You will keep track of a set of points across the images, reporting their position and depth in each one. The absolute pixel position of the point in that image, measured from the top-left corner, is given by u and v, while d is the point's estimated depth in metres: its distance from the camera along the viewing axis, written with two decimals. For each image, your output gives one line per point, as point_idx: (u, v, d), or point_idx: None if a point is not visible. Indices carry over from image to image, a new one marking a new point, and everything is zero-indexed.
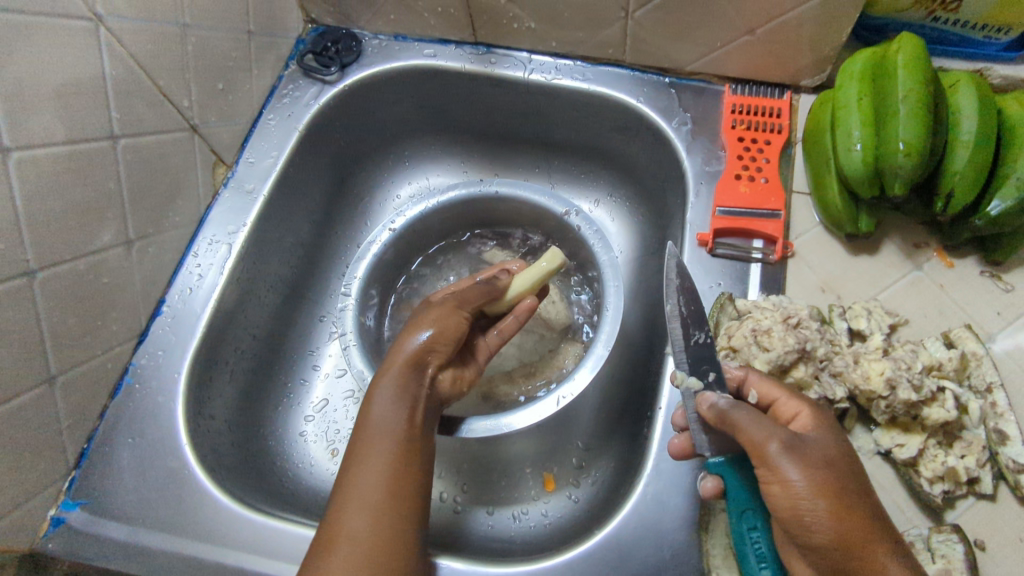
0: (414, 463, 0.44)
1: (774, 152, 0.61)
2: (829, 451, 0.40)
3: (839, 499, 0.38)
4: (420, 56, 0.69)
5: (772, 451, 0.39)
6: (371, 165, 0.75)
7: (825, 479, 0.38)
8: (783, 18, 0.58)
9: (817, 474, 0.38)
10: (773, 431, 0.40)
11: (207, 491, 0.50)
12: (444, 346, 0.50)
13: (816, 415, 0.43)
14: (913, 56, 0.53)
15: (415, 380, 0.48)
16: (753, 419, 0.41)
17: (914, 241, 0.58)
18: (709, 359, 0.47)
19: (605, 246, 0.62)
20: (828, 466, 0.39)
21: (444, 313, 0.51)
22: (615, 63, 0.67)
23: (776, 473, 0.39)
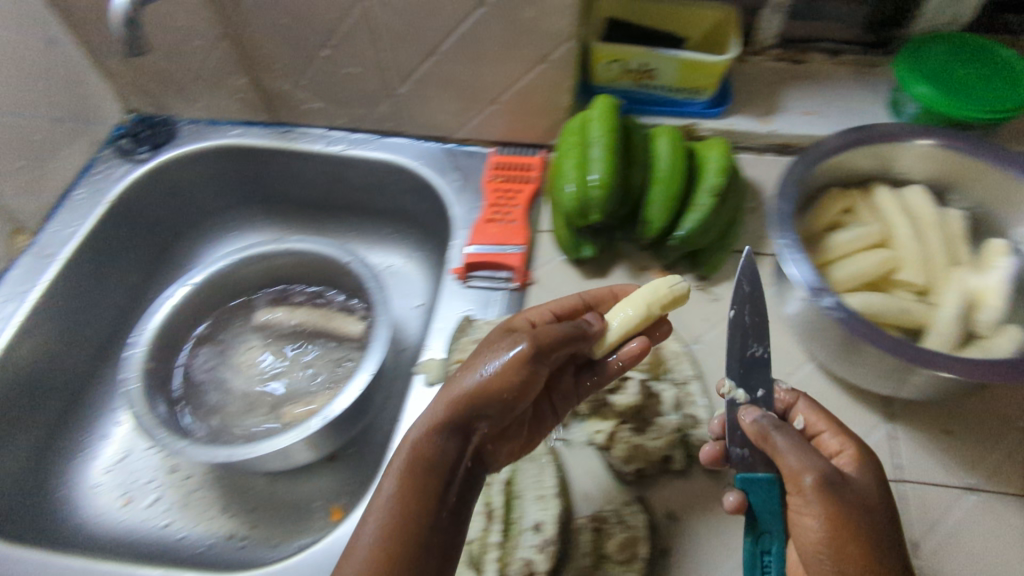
0: (412, 524, 0.42)
1: (523, 199, 0.71)
2: (864, 491, 0.43)
3: (870, 533, 0.41)
4: (227, 136, 0.78)
5: (806, 483, 0.42)
6: (194, 235, 0.82)
7: (835, 521, 0.41)
8: (515, 88, 0.69)
9: (837, 514, 0.41)
10: (808, 464, 0.42)
11: None
12: (497, 401, 0.45)
13: (864, 451, 0.46)
14: (605, 111, 0.64)
15: (447, 445, 0.44)
16: (796, 449, 0.43)
17: (639, 265, 0.67)
18: (759, 376, 0.51)
19: (378, 285, 0.69)
20: (862, 503, 0.42)
21: (513, 367, 0.44)
22: (399, 134, 0.78)
23: (808, 505, 0.42)
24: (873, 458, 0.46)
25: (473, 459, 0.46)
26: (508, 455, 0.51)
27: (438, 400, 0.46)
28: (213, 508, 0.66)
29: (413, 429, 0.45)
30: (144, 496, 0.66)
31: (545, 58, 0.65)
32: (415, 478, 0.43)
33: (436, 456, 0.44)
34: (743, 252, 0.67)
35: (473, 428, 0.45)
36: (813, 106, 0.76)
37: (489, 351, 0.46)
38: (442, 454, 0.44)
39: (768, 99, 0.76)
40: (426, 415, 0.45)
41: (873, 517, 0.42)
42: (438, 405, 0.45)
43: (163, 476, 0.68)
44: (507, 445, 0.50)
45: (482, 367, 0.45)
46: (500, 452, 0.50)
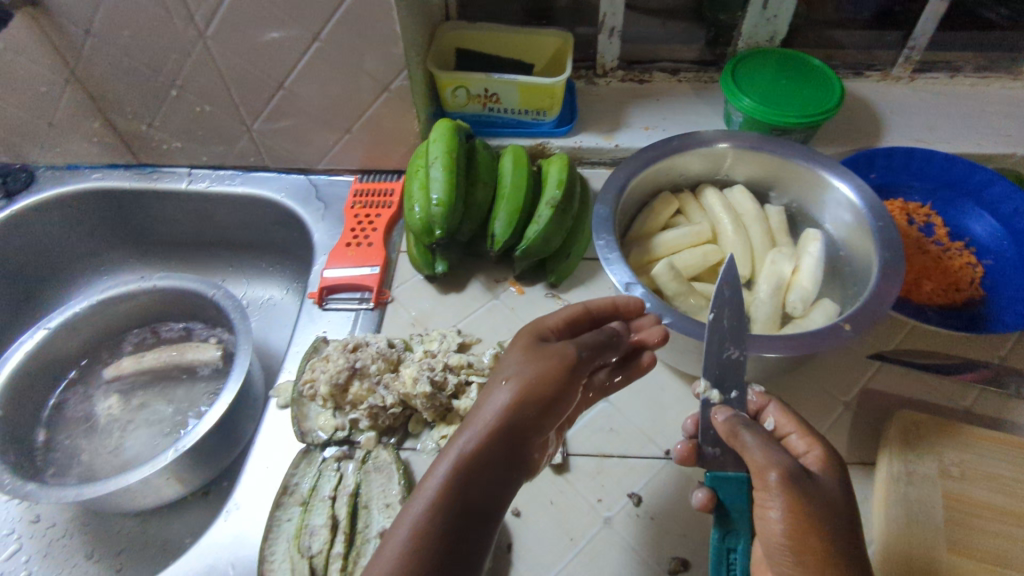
0: (466, 528, 0.37)
1: (381, 223, 0.73)
2: (841, 491, 0.43)
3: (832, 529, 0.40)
4: (89, 179, 0.79)
5: (773, 479, 0.42)
6: (59, 282, 0.81)
7: (799, 516, 0.40)
8: (365, 117, 0.73)
9: (795, 510, 0.40)
10: (771, 461, 0.42)
11: None
12: (536, 407, 0.41)
13: (829, 454, 0.46)
14: (445, 133, 0.67)
15: (485, 467, 0.39)
16: (759, 442, 0.43)
17: (493, 277, 0.70)
18: (733, 377, 0.50)
19: (240, 315, 0.69)
20: (830, 501, 0.41)
21: (553, 376, 0.42)
22: (263, 168, 0.80)
23: (773, 499, 0.41)
24: (833, 460, 0.45)
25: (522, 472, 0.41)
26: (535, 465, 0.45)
27: (475, 416, 0.41)
28: (75, 555, 0.64)
29: (465, 435, 0.39)
30: (3, 548, 0.65)
31: (387, 88, 0.69)
32: (463, 483, 0.38)
33: (484, 470, 0.39)
34: (591, 261, 0.72)
35: (542, 421, 0.42)
36: (654, 121, 0.82)
37: (531, 362, 0.43)
38: (485, 473, 0.39)
39: (614, 116, 0.82)
40: (486, 410, 0.41)
41: (847, 515, 0.41)
42: (485, 416, 0.40)
43: (23, 527, 0.66)
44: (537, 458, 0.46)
45: (497, 394, 0.41)
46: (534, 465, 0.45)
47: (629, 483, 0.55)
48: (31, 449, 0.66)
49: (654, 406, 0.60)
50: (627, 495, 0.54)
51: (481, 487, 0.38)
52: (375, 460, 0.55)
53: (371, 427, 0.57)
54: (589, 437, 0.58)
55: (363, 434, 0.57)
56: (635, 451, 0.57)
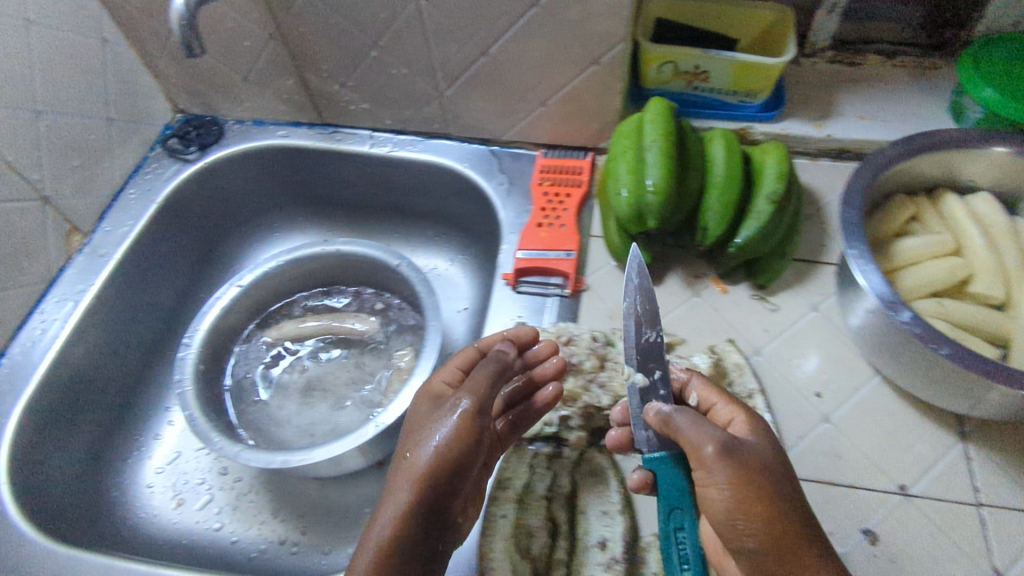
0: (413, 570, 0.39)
1: (573, 204, 0.70)
2: (771, 454, 0.42)
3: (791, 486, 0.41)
4: (274, 136, 0.78)
5: (708, 454, 0.41)
6: (237, 236, 0.83)
7: (747, 483, 0.40)
8: (565, 90, 0.68)
9: (745, 476, 0.40)
10: (713, 430, 0.41)
11: None
12: (450, 473, 0.41)
13: (752, 420, 0.46)
14: (660, 115, 0.62)
15: (419, 531, 0.40)
16: (692, 421, 0.42)
17: (695, 273, 0.65)
18: (656, 357, 0.48)
19: (429, 290, 0.68)
20: (765, 466, 0.41)
21: (458, 440, 0.41)
22: (444, 135, 0.77)
23: (711, 473, 0.41)
24: (746, 426, 0.45)
25: (440, 543, 0.41)
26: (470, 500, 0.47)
27: (399, 478, 0.42)
28: (263, 511, 0.66)
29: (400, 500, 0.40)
30: (198, 497, 0.67)
31: (597, 60, 0.64)
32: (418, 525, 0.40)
33: (417, 529, 0.40)
34: (802, 262, 0.66)
35: (446, 502, 0.41)
36: (871, 110, 0.73)
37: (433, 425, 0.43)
38: (421, 531, 0.40)
39: (823, 102, 0.73)
40: (403, 477, 0.41)
41: (784, 479, 0.41)
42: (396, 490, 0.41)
43: (214, 478, 0.69)
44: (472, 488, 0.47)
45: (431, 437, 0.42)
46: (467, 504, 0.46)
47: (861, 517, 0.51)
48: (224, 407, 0.67)
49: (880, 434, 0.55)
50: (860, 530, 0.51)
51: (409, 551, 0.39)
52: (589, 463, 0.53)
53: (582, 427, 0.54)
54: (812, 461, 0.54)
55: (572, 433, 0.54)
56: (866, 483, 0.53)
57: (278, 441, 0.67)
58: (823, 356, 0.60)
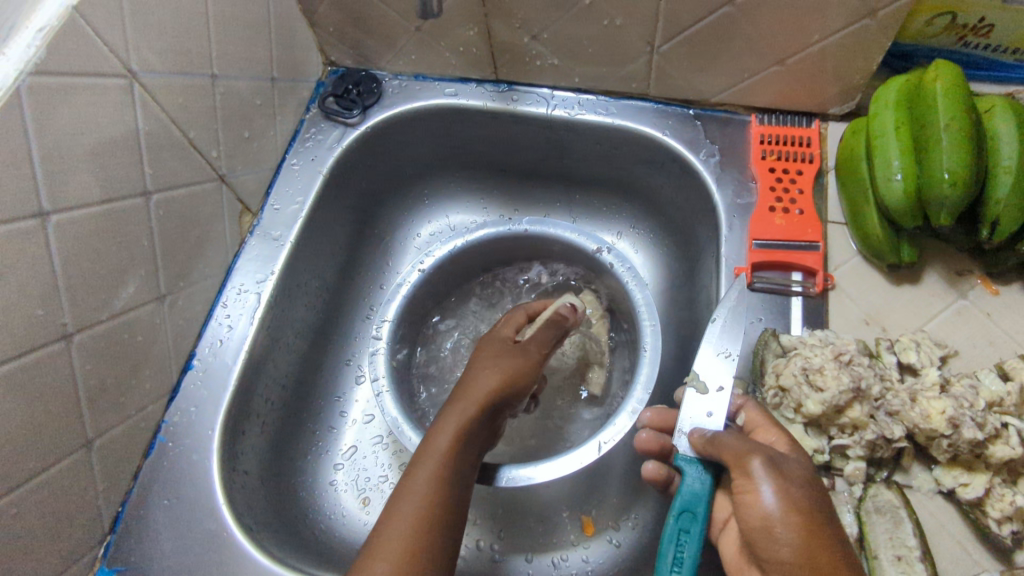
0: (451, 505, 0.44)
1: (807, 183, 0.60)
2: (809, 470, 0.41)
3: (830, 497, 0.39)
4: (442, 95, 0.69)
5: (754, 464, 0.40)
6: (392, 206, 0.75)
7: (798, 501, 0.38)
8: (812, 49, 0.58)
9: (792, 492, 0.38)
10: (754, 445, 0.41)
11: (245, 550, 0.49)
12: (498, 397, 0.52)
13: (791, 439, 0.44)
14: (953, 82, 0.52)
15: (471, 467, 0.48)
16: (740, 437, 0.42)
17: (957, 269, 0.57)
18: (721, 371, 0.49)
19: (639, 283, 0.62)
20: (805, 480, 0.39)
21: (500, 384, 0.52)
22: (638, 96, 0.67)
23: (751, 483, 0.39)
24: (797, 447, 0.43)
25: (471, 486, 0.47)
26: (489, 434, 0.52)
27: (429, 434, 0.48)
28: None
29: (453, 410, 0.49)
30: (383, 497, 0.64)
31: (873, 13, 0.53)
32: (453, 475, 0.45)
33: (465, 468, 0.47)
34: None
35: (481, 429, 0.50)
36: None
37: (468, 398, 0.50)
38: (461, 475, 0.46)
39: None
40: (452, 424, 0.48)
41: (824, 494, 0.39)
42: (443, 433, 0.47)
43: (396, 474, 0.65)
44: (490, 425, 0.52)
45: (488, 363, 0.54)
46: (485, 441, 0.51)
47: None
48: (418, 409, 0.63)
49: None
50: None
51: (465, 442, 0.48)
52: (874, 498, 0.47)
53: (862, 457, 0.48)
54: None
55: (848, 463, 0.48)
56: None
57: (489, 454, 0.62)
58: None
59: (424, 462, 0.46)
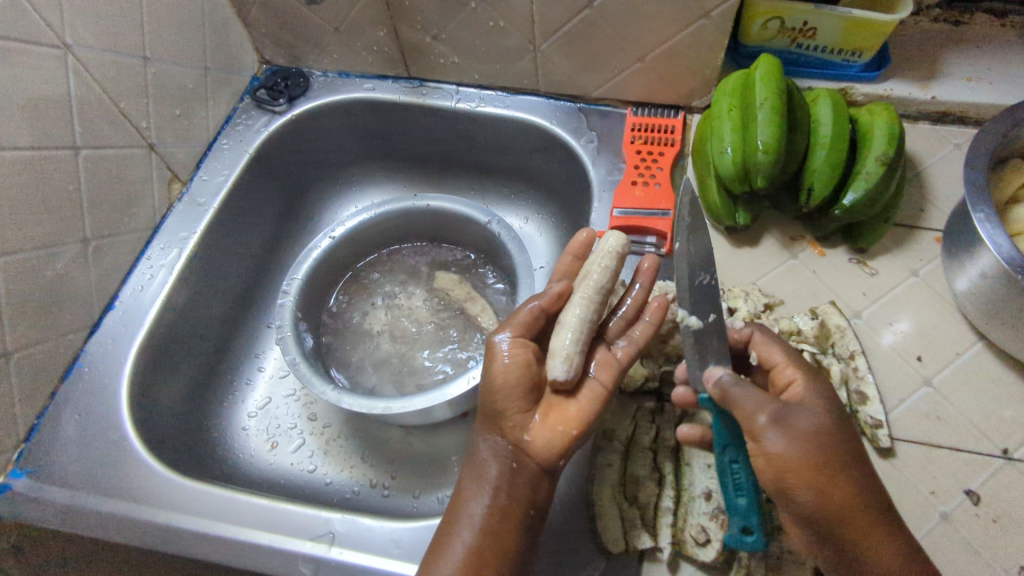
0: (507, 531, 0.47)
1: (667, 162, 0.69)
2: (824, 424, 0.44)
3: (841, 452, 0.43)
4: (361, 89, 0.78)
5: (761, 425, 0.43)
6: (320, 189, 0.84)
7: (811, 451, 0.42)
8: (665, 47, 0.67)
9: (804, 445, 0.42)
10: (762, 403, 0.44)
11: (143, 458, 0.56)
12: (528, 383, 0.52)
13: (817, 379, 0.47)
14: (769, 70, 0.60)
15: (533, 484, 0.50)
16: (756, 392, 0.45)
17: (791, 234, 0.65)
18: (711, 302, 0.50)
19: (520, 248, 0.70)
20: (812, 440, 0.43)
21: (513, 391, 0.51)
22: (531, 91, 0.77)
23: (762, 444, 0.43)
24: (816, 391, 0.46)
25: (536, 507, 0.49)
26: (546, 435, 0.51)
27: (469, 465, 0.52)
28: (353, 455, 0.71)
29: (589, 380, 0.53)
30: (291, 443, 0.72)
31: (707, 14, 0.62)
32: (489, 502, 0.48)
33: (514, 494, 0.49)
34: (900, 227, 0.65)
35: (522, 445, 0.51)
36: (978, 71, 0.69)
37: (493, 424, 0.52)
38: (509, 501, 0.49)
39: (927, 62, 0.70)
40: (487, 452, 0.51)
41: (835, 452, 0.43)
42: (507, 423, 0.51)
43: (304, 423, 0.73)
44: (541, 425, 0.51)
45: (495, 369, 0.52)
46: (541, 444, 0.50)
47: (964, 479, 0.52)
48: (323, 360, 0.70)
49: (982, 398, 0.56)
50: (961, 491, 0.52)
51: (542, 426, 0.51)
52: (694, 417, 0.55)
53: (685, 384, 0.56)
54: (913, 423, 0.55)
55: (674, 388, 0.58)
56: (968, 446, 0.54)
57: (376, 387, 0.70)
58: (925, 321, 0.60)
59: (466, 493, 0.49)
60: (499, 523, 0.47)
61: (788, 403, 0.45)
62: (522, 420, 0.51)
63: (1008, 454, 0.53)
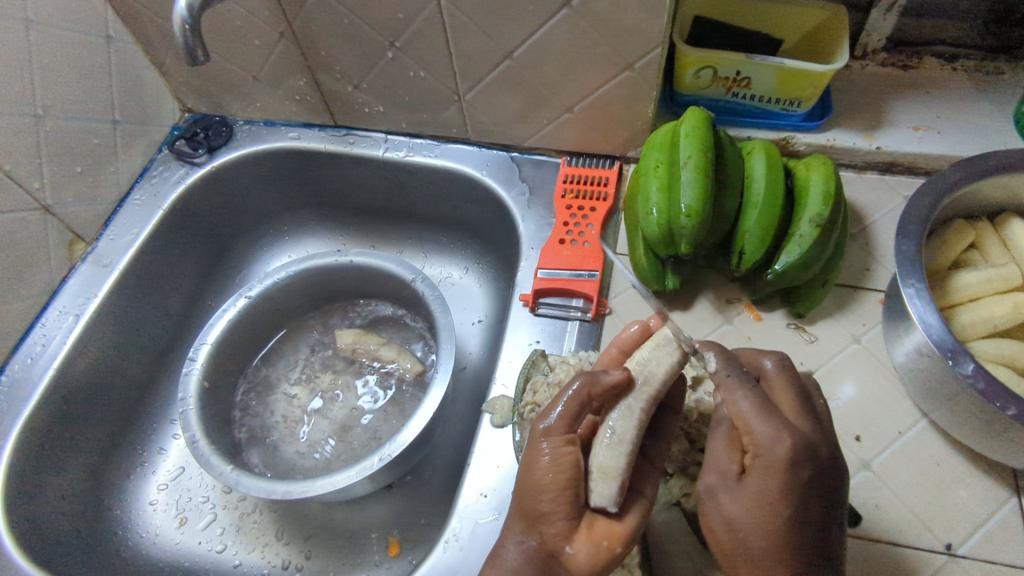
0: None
1: (598, 218, 0.66)
2: (753, 510, 0.39)
3: (773, 545, 0.39)
4: (284, 138, 0.75)
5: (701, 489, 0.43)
6: (250, 241, 0.80)
7: (730, 534, 0.40)
8: (593, 98, 0.63)
9: (725, 528, 0.41)
10: (709, 467, 0.42)
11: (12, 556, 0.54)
12: (576, 492, 0.44)
13: (773, 436, 0.39)
14: (696, 127, 0.57)
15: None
16: (719, 448, 0.42)
17: (726, 297, 0.61)
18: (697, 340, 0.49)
19: (443, 308, 0.65)
20: (733, 525, 0.40)
21: (558, 497, 0.44)
22: (462, 139, 0.73)
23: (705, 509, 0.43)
24: (765, 462, 0.39)
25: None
26: (588, 552, 0.43)
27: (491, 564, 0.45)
28: (267, 532, 0.66)
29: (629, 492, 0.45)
30: (201, 518, 0.67)
31: (631, 65, 0.58)
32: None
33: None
34: (842, 288, 0.61)
35: (559, 556, 0.44)
36: (927, 119, 0.66)
37: (530, 525, 0.44)
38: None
39: (873, 109, 0.67)
40: (516, 556, 0.44)
41: (761, 544, 0.39)
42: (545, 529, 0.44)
43: (217, 496, 0.68)
44: (584, 538, 0.43)
45: (536, 470, 0.44)
46: (581, 563, 0.43)
47: None
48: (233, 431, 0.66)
49: (923, 484, 0.51)
50: None
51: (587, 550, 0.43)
52: None
53: None
54: (848, 513, 0.50)
55: None
56: (906, 540, 0.49)
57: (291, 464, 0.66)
58: (867, 394, 0.56)
59: None
60: None
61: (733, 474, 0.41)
62: (565, 532, 0.44)
63: (952, 550, 0.48)
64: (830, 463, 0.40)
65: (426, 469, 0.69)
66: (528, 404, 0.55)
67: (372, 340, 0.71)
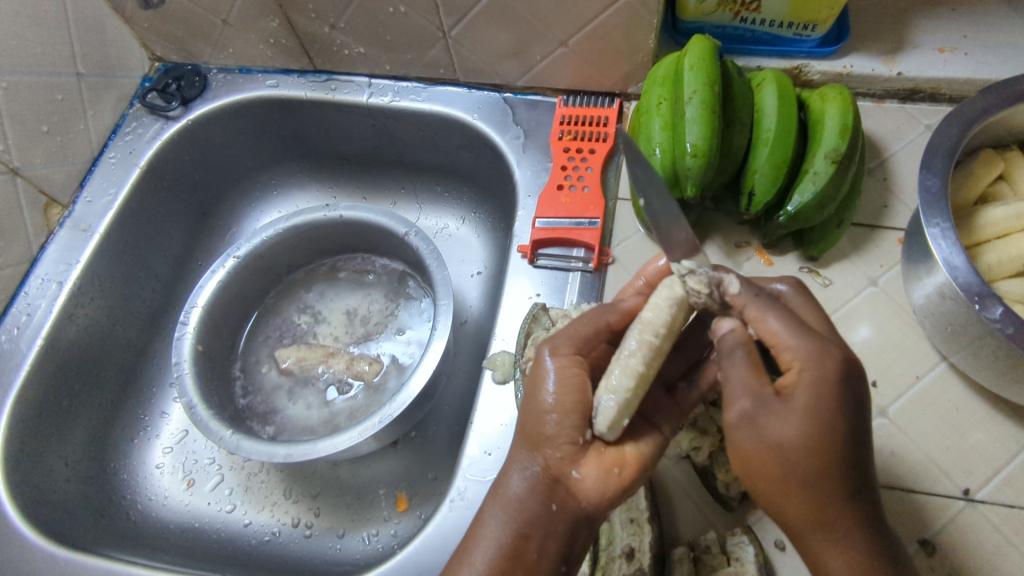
0: (524, 574, 0.41)
1: (597, 161, 0.62)
2: (812, 429, 0.36)
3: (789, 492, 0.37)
4: (262, 86, 0.70)
5: (733, 409, 0.38)
6: (235, 198, 0.77)
7: (810, 436, 0.36)
8: (588, 31, 0.58)
9: (805, 429, 0.36)
10: (738, 389, 0.38)
11: (14, 526, 0.53)
12: (580, 418, 0.43)
13: (816, 349, 0.37)
14: (701, 58, 0.52)
15: (567, 533, 0.42)
16: (742, 368, 0.38)
17: (735, 241, 0.58)
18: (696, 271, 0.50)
19: (438, 262, 0.62)
20: (783, 448, 0.36)
21: (565, 418, 0.42)
22: (451, 81, 0.69)
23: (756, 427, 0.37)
24: (811, 373, 0.36)
25: (569, 561, 0.42)
26: (597, 475, 0.42)
27: (491, 493, 0.44)
28: (275, 491, 0.63)
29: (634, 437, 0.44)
30: (210, 479, 0.65)
31: None
32: (512, 537, 0.41)
33: (542, 541, 0.41)
34: (859, 227, 0.57)
35: (566, 481, 0.42)
36: (953, 40, 0.61)
37: (533, 448, 0.43)
38: (530, 544, 0.41)
39: (894, 31, 0.61)
40: (519, 481, 0.42)
41: (812, 462, 0.36)
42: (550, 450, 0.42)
43: (222, 456, 0.65)
44: (592, 462, 0.42)
45: (543, 389, 0.43)
46: (590, 488, 0.42)
47: (917, 527, 0.46)
48: (231, 394, 0.65)
49: (942, 429, 0.49)
50: (916, 540, 0.46)
51: (595, 474, 0.42)
52: None
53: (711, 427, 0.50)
54: None
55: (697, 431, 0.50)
56: (924, 486, 0.48)
57: (292, 426, 0.65)
58: (883, 338, 0.53)
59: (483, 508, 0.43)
60: (516, 550, 0.41)
61: (768, 395, 0.37)
62: (572, 454, 0.42)
63: (970, 496, 0.47)
64: (844, 366, 0.37)
65: (431, 426, 0.65)
66: (529, 360, 0.52)
67: (316, 354, 0.67)
